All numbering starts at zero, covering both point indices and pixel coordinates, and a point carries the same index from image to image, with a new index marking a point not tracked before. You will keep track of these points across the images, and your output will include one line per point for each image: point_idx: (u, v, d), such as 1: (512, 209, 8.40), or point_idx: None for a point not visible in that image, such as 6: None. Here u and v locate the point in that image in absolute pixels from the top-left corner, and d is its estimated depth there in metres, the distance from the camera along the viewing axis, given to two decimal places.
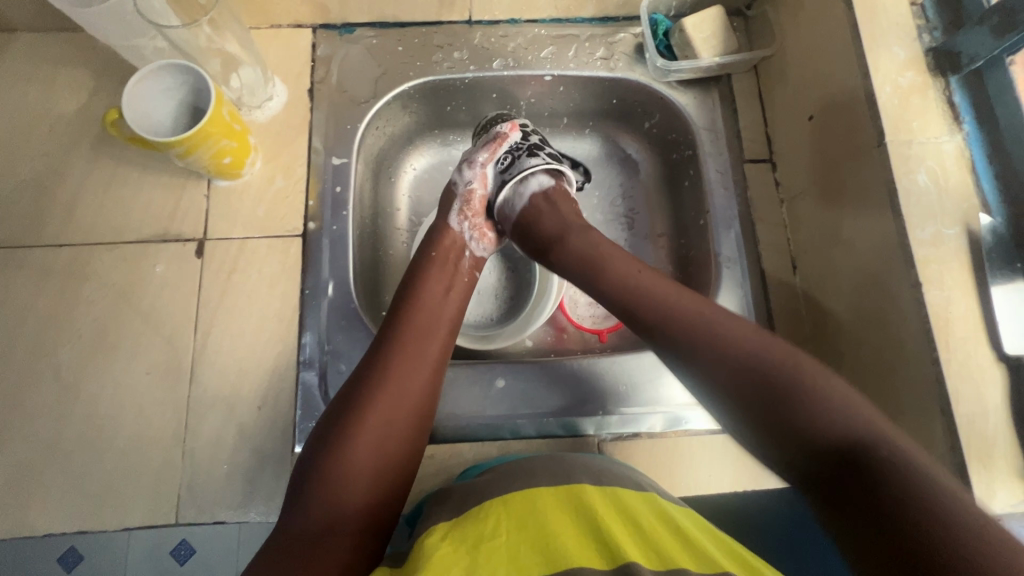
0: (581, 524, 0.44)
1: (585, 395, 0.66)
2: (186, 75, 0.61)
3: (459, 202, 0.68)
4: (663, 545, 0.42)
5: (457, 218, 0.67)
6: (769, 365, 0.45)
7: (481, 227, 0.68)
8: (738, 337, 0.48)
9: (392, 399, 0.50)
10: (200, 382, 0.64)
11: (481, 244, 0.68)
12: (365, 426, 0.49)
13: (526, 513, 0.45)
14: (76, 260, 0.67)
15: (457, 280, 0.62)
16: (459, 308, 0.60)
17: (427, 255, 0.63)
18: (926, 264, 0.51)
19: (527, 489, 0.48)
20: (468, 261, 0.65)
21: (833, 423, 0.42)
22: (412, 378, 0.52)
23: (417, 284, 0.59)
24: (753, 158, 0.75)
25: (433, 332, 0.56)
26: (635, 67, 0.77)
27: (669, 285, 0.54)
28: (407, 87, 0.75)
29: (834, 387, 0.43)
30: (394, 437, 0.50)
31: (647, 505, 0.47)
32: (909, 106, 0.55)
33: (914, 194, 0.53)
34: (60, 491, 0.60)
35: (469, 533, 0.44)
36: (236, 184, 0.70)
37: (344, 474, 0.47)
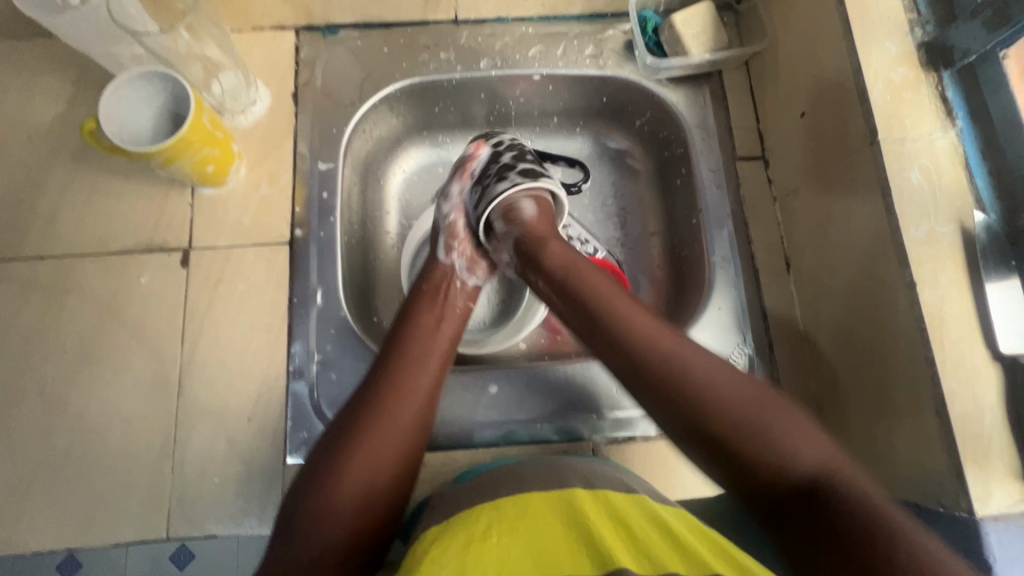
0: (571, 528, 0.44)
1: (579, 399, 0.66)
2: (164, 82, 0.59)
3: (444, 237, 0.66)
4: (653, 548, 0.42)
5: (445, 252, 0.65)
6: (742, 403, 0.47)
7: (470, 254, 0.66)
8: (710, 371, 0.48)
9: (381, 437, 0.50)
10: (188, 394, 0.63)
11: (473, 273, 0.66)
12: (354, 464, 0.48)
13: (516, 518, 0.45)
14: (59, 272, 0.65)
15: (450, 311, 0.61)
16: (454, 342, 0.59)
17: (421, 288, 0.62)
18: (920, 264, 0.51)
19: (518, 494, 0.48)
20: (461, 293, 0.64)
21: (796, 455, 0.44)
22: (404, 416, 0.51)
23: (410, 317, 0.59)
24: (746, 155, 0.74)
25: (426, 365, 0.55)
26: (624, 65, 0.76)
27: (634, 310, 0.54)
28: (393, 89, 0.74)
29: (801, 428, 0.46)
30: (383, 479, 0.49)
31: (637, 506, 0.47)
32: (902, 102, 0.54)
33: (908, 191, 0.52)
34: (49, 508, 0.59)
35: (459, 539, 0.43)
36: (220, 192, 0.69)
37: (332, 513, 0.46)
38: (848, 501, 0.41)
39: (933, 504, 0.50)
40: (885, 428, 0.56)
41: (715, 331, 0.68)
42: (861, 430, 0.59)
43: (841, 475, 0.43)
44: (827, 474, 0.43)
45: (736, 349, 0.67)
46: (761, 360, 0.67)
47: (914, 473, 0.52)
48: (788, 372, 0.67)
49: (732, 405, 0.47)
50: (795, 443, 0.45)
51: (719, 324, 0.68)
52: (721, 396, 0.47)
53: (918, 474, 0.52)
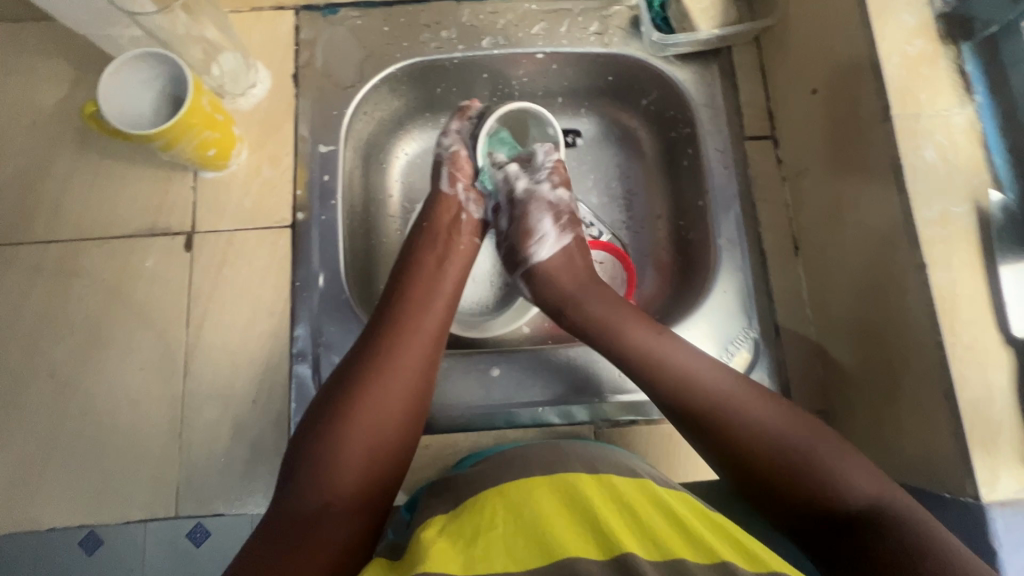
0: (575, 514, 0.43)
1: (580, 383, 0.66)
2: (164, 63, 0.59)
3: (447, 168, 0.66)
4: (658, 534, 0.42)
5: (450, 183, 0.66)
6: (798, 450, 0.48)
7: (478, 191, 0.68)
8: (724, 392, 0.51)
9: (393, 372, 0.51)
10: (194, 376, 0.64)
11: (478, 205, 0.67)
12: (366, 392, 0.49)
13: (521, 507, 0.44)
14: (66, 256, 0.66)
15: (454, 252, 0.62)
16: (458, 282, 0.60)
17: (420, 226, 0.63)
18: (932, 245, 0.49)
19: (525, 482, 0.47)
20: (467, 225, 0.65)
21: (834, 479, 0.46)
22: (416, 348, 0.53)
23: (414, 257, 0.60)
24: (754, 134, 0.72)
25: (432, 303, 0.57)
26: (630, 42, 0.74)
27: (674, 346, 0.55)
28: (395, 69, 0.73)
29: (849, 462, 0.47)
30: (398, 408, 0.50)
31: (641, 490, 0.47)
32: (917, 76, 0.52)
33: (921, 170, 0.51)
34: (62, 486, 0.61)
35: (466, 533, 0.43)
36: (222, 175, 0.69)
37: (346, 444, 0.47)
38: (897, 524, 0.42)
39: (938, 490, 0.49)
40: (892, 413, 0.55)
41: (720, 315, 0.67)
42: (868, 416, 0.58)
43: (892, 502, 0.44)
44: (876, 506, 0.44)
45: (741, 333, 0.66)
46: (766, 344, 0.66)
47: (919, 458, 0.51)
48: (794, 356, 0.66)
49: (774, 446, 0.48)
50: (838, 472, 0.46)
51: (724, 308, 0.67)
52: (761, 422, 0.49)
53: (924, 459, 0.51)
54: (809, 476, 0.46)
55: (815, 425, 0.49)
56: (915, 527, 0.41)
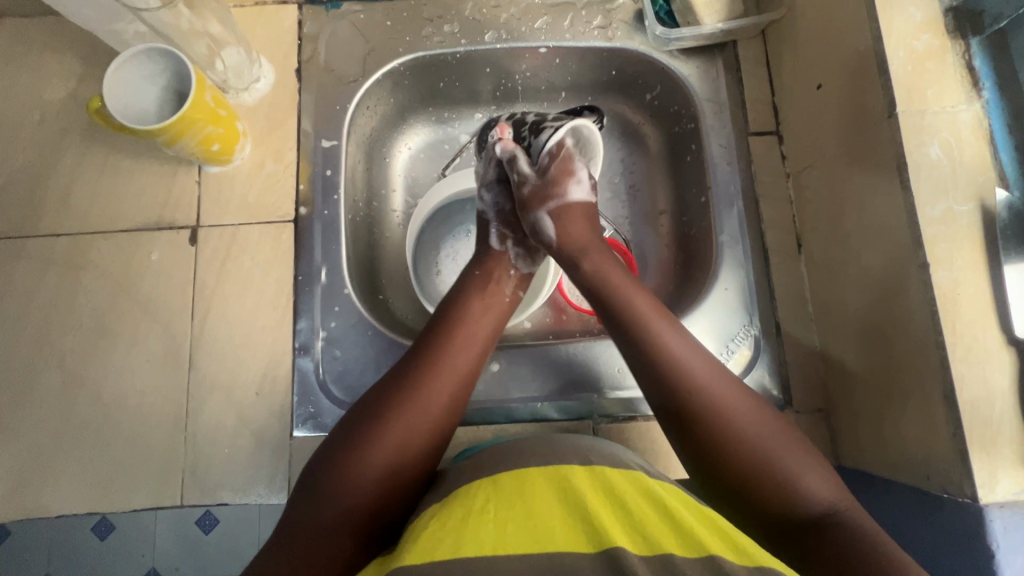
0: (567, 505, 0.44)
1: (579, 379, 0.66)
2: (168, 58, 0.59)
3: (496, 226, 0.66)
4: (647, 527, 0.42)
5: (500, 242, 0.66)
6: (763, 449, 0.48)
7: (525, 244, 0.66)
8: (713, 390, 0.51)
9: (425, 412, 0.50)
10: (199, 368, 0.65)
11: (529, 259, 0.66)
12: (393, 427, 0.49)
13: (513, 494, 0.46)
14: (74, 249, 0.67)
15: (497, 299, 0.61)
16: (497, 325, 0.59)
17: (472, 272, 0.63)
18: (934, 243, 0.49)
19: (518, 470, 0.49)
20: (513, 280, 0.63)
21: (797, 480, 0.47)
22: (448, 385, 0.52)
23: (459, 297, 0.60)
24: (759, 130, 0.71)
25: (471, 343, 0.56)
26: (634, 36, 0.73)
27: (665, 324, 0.55)
28: (397, 64, 0.73)
29: (807, 466, 0.48)
30: (422, 446, 0.50)
31: (633, 483, 0.47)
32: (923, 72, 0.51)
33: (926, 167, 0.50)
34: (71, 475, 0.62)
35: (457, 513, 0.44)
36: (227, 169, 0.69)
37: (362, 470, 0.47)
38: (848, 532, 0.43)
39: (936, 490, 0.49)
40: (892, 412, 0.54)
41: (721, 312, 0.67)
42: (867, 415, 0.58)
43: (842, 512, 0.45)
44: (829, 514, 0.45)
45: (742, 331, 0.66)
46: (767, 341, 0.66)
47: (918, 458, 0.51)
48: (795, 354, 0.66)
49: (749, 446, 0.48)
50: (798, 476, 0.47)
51: (725, 305, 0.67)
52: (727, 405, 0.50)
53: (922, 459, 0.51)
54: (775, 476, 0.47)
55: (786, 431, 0.50)
56: (869, 532, 0.43)
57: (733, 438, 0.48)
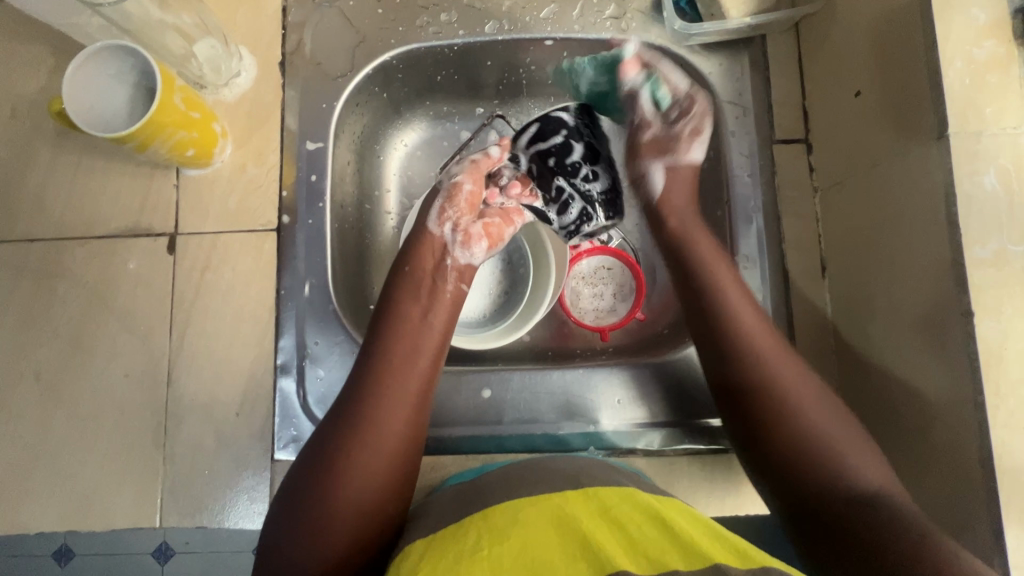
0: (561, 530, 0.41)
1: (576, 408, 0.62)
2: (136, 56, 0.54)
3: (440, 201, 0.62)
4: (645, 545, 0.39)
5: (438, 221, 0.62)
6: (810, 427, 0.49)
7: (467, 228, 0.62)
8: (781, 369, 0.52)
9: (373, 443, 0.50)
10: (178, 385, 0.62)
11: (467, 247, 0.62)
12: (346, 464, 0.49)
13: (504, 527, 0.42)
14: (48, 256, 0.64)
15: (438, 297, 0.59)
16: (444, 331, 0.58)
17: (399, 271, 0.60)
18: (981, 289, 0.43)
19: (507, 502, 0.45)
20: (451, 272, 0.61)
21: (847, 465, 0.47)
22: (394, 411, 0.52)
23: (393, 309, 0.58)
24: (786, 137, 0.64)
25: (414, 358, 0.55)
26: (650, 28, 0.66)
27: (739, 293, 0.56)
28: (390, 57, 0.67)
29: (852, 446, 0.48)
30: (375, 480, 0.49)
31: (626, 502, 0.44)
32: (982, 87, 0.44)
33: (977, 199, 0.43)
34: (48, 493, 0.60)
35: (449, 556, 0.41)
36: (206, 172, 0.65)
37: (325, 519, 0.47)
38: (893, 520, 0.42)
39: None
40: (916, 465, 0.49)
41: None
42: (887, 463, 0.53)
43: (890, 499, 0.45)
44: (876, 499, 0.45)
45: None
46: None
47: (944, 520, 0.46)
48: None
49: (803, 429, 0.49)
50: (848, 460, 0.47)
51: None
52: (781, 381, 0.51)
53: (949, 522, 0.46)
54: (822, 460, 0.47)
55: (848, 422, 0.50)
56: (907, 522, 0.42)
57: (786, 423, 0.49)
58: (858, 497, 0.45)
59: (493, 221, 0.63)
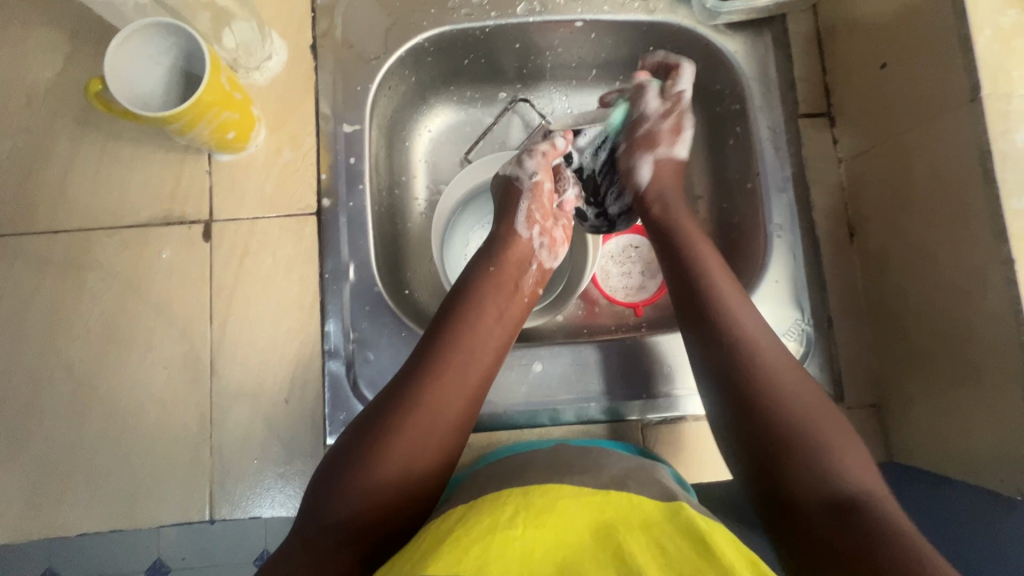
0: (598, 536, 0.40)
1: (627, 379, 0.63)
2: (176, 35, 0.53)
3: (526, 202, 0.62)
4: (685, 567, 0.37)
5: (526, 224, 0.62)
6: (807, 433, 0.47)
7: (551, 232, 0.64)
8: (786, 384, 0.49)
9: (428, 424, 0.49)
10: (221, 375, 0.60)
11: (552, 251, 0.63)
12: (398, 440, 0.48)
13: (546, 506, 0.42)
14: (76, 247, 0.62)
15: (513, 296, 0.59)
16: (512, 330, 0.58)
17: (489, 270, 0.59)
18: (1021, 238, 0.46)
19: (548, 484, 0.45)
20: (531, 277, 0.61)
21: (839, 478, 0.44)
22: (454, 401, 0.51)
23: (473, 300, 0.56)
24: (809, 112, 0.67)
25: (482, 351, 0.54)
26: (677, 9, 0.68)
27: (731, 288, 0.55)
28: (421, 40, 0.67)
29: (851, 451, 0.46)
30: (420, 461, 0.48)
31: (673, 518, 0.41)
32: (1011, 52, 0.48)
33: (1013, 156, 0.47)
34: (89, 490, 0.58)
35: (483, 522, 0.41)
36: (240, 157, 0.64)
37: (359, 486, 0.46)
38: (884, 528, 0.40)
39: (1009, 493, 0.48)
40: (958, 410, 0.52)
41: (771, 306, 0.64)
42: (926, 413, 0.56)
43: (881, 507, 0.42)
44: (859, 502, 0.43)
45: (793, 325, 0.63)
46: (818, 334, 0.64)
47: (989, 459, 0.49)
48: (847, 348, 0.63)
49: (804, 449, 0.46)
50: (843, 468, 0.45)
51: (775, 298, 0.64)
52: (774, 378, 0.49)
53: (995, 460, 0.49)
54: (816, 474, 0.45)
55: (845, 433, 0.48)
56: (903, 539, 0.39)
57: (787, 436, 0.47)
58: (844, 506, 0.42)
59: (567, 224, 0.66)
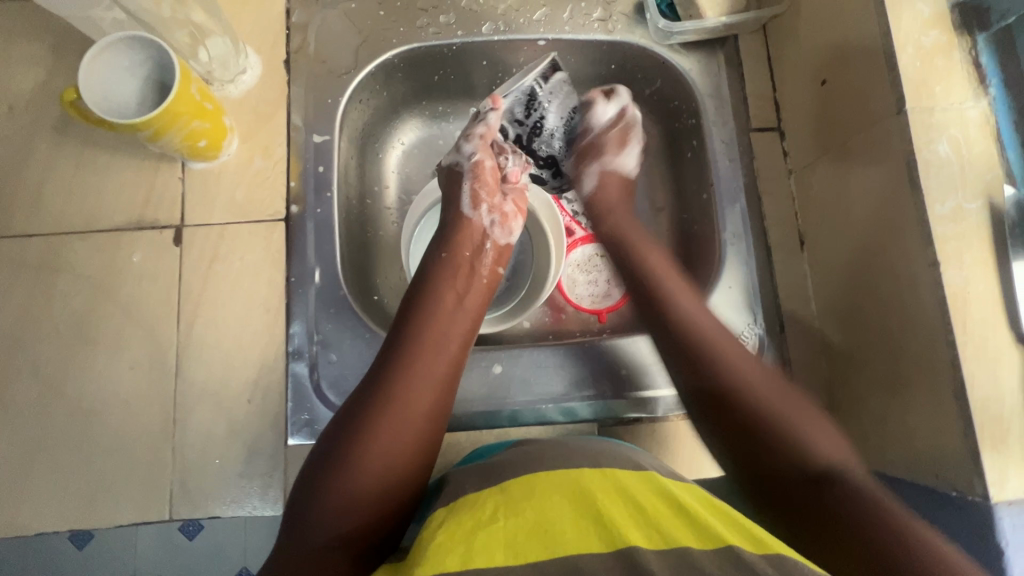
0: (581, 506, 0.41)
1: (585, 380, 0.65)
2: (149, 48, 0.56)
3: (469, 182, 0.65)
4: (662, 521, 0.40)
5: (473, 205, 0.65)
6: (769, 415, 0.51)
7: (501, 208, 0.66)
8: (742, 366, 0.54)
9: (401, 414, 0.49)
10: (187, 375, 0.62)
11: (506, 227, 0.66)
12: (372, 436, 0.47)
13: (524, 497, 0.42)
14: (48, 251, 0.63)
15: (474, 281, 0.61)
16: (477, 312, 0.59)
17: (440, 256, 0.61)
18: (944, 242, 0.48)
19: (527, 476, 0.45)
20: (489, 258, 0.64)
21: (810, 446, 0.49)
22: (426, 388, 0.51)
23: (431, 290, 0.58)
24: (760, 126, 0.71)
25: (448, 336, 0.55)
26: (634, 30, 0.71)
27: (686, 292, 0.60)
28: (391, 56, 0.70)
29: (809, 421, 0.51)
30: (399, 454, 0.48)
31: (647, 484, 0.44)
32: (931, 68, 0.51)
33: (935, 164, 0.49)
34: (51, 490, 0.59)
35: (466, 521, 0.41)
36: (213, 166, 0.66)
37: (345, 491, 0.46)
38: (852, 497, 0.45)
39: (945, 488, 0.49)
40: (899, 409, 0.54)
41: (724, 312, 0.66)
42: (872, 413, 0.58)
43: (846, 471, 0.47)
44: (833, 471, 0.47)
45: (746, 329, 0.66)
46: (771, 339, 0.66)
47: (927, 456, 0.51)
48: (798, 352, 0.65)
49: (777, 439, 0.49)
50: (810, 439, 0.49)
51: (728, 303, 0.66)
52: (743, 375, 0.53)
53: (932, 457, 0.50)
54: (790, 449, 0.48)
55: (802, 406, 0.52)
56: (871, 499, 0.45)
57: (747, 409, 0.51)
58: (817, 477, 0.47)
59: (517, 197, 0.68)
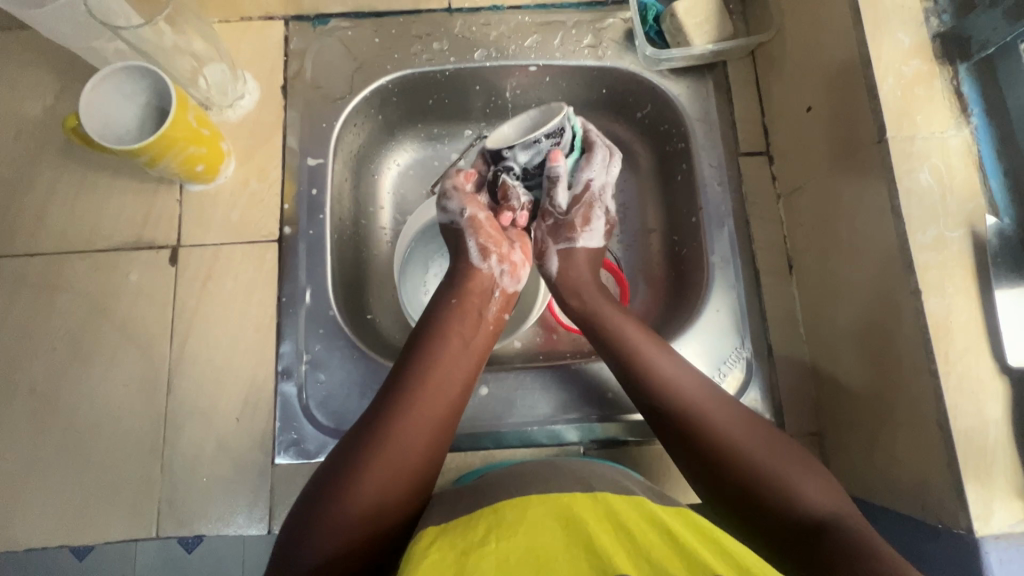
0: (570, 532, 0.40)
1: (569, 404, 0.65)
2: (147, 76, 0.58)
3: (473, 237, 0.64)
4: (652, 549, 0.38)
5: (482, 256, 0.64)
6: (755, 467, 0.48)
7: (510, 257, 0.65)
8: (723, 423, 0.51)
9: (397, 452, 0.49)
10: (178, 393, 0.63)
11: (514, 276, 0.64)
12: (368, 474, 0.48)
13: (514, 519, 0.42)
14: (48, 269, 0.65)
15: (480, 326, 0.61)
16: (482, 361, 0.59)
17: (449, 300, 0.61)
18: (926, 270, 0.48)
19: (518, 498, 0.44)
20: (497, 304, 0.63)
21: (802, 499, 0.46)
22: (421, 433, 0.51)
23: (438, 331, 0.58)
24: (749, 151, 0.71)
25: (448, 386, 0.55)
26: (624, 56, 0.73)
27: (654, 346, 0.58)
28: (385, 82, 0.72)
29: (798, 464, 0.49)
30: (393, 490, 0.48)
31: (636, 509, 0.43)
32: (912, 98, 0.51)
33: (916, 193, 0.49)
34: (41, 505, 0.60)
35: (456, 544, 0.40)
36: (209, 188, 0.68)
37: (337, 522, 0.45)
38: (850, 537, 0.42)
39: (931, 519, 0.49)
40: (886, 437, 0.54)
41: (712, 337, 0.66)
42: (860, 439, 0.57)
43: (843, 517, 0.44)
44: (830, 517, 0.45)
45: (734, 352, 0.65)
46: (759, 363, 0.66)
47: (914, 486, 0.50)
48: (786, 376, 0.65)
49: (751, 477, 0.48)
50: (799, 486, 0.47)
51: (716, 327, 0.66)
52: (727, 436, 0.50)
53: (919, 488, 0.50)
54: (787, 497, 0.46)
55: (792, 450, 0.50)
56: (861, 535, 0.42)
57: (732, 457, 0.49)
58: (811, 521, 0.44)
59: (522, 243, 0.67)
